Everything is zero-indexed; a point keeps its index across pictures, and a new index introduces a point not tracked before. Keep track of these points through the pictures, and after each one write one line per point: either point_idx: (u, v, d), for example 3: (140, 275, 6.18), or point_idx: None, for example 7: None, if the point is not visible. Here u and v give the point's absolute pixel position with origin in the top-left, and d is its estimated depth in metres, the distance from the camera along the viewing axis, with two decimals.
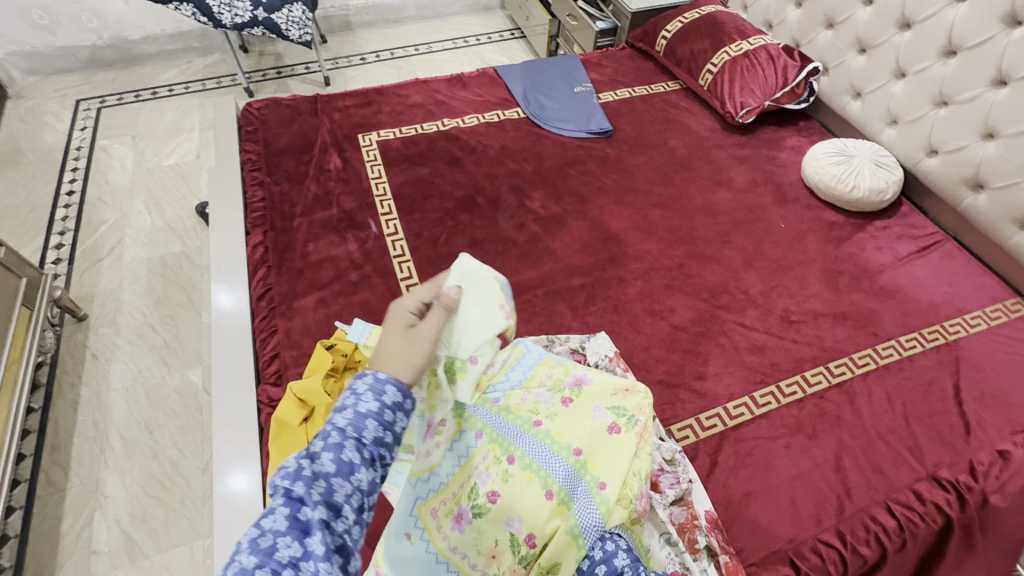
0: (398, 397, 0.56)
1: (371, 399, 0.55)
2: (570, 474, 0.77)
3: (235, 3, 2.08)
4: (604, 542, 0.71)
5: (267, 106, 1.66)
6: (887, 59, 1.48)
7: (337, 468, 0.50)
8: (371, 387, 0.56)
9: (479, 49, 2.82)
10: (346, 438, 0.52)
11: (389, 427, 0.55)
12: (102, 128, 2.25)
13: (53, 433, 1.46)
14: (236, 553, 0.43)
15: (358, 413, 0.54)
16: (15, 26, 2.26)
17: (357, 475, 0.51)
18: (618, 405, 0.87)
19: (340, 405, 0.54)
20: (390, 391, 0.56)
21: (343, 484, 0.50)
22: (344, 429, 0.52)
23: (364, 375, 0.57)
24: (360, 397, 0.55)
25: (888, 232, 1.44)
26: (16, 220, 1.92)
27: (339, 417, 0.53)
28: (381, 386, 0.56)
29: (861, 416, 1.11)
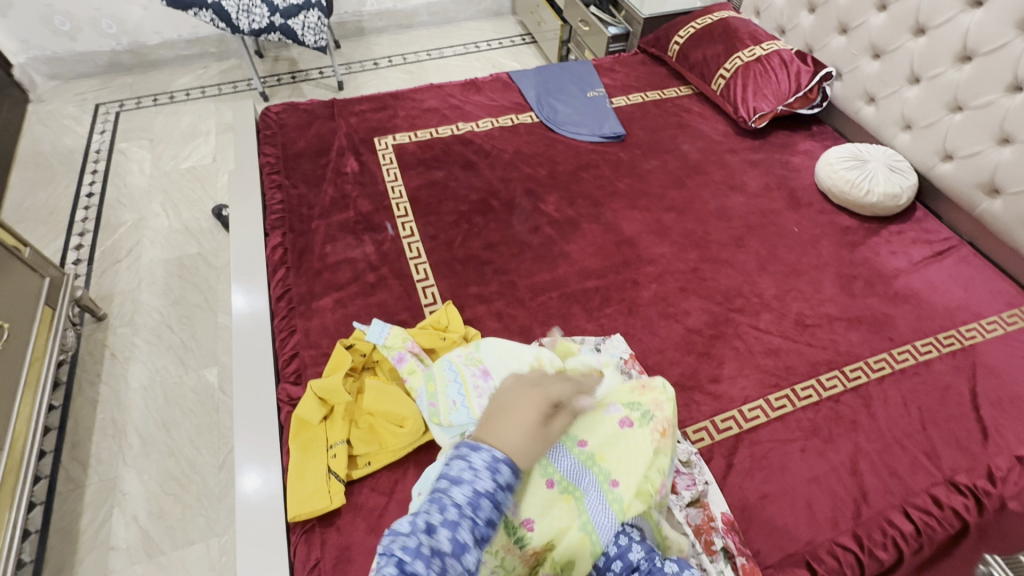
0: (509, 477, 0.60)
1: (486, 479, 0.58)
2: (577, 466, 0.81)
3: (253, 9, 2.12)
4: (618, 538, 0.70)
5: (285, 110, 1.68)
6: (901, 65, 1.48)
7: (451, 548, 0.53)
8: (487, 464, 0.59)
9: (491, 54, 2.85)
10: (463, 516, 0.55)
11: (499, 506, 0.58)
12: (121, 132, 2.29)
13: (73, 431, 1.49)
14: None
15: (473, 490, 0.57)
16: (38, 32, 2.31)
17: (468, 555, 0.54)
18: (634, 402, 0.91)
19: (457, 476, 0.58)
20: (503, 471, 0.59)
21: (457, 564, 0.52)
22: (461, 507, 0.55)
23: (481, 449, 0.61)
24: (478, 474, 0.58)
25: (903, 237, 1.44)
26: (37, 221, 1.95)
27: (456, 491, 0.57)
28: (495, 464, 0.59)
29: (877, 421, 1.11)
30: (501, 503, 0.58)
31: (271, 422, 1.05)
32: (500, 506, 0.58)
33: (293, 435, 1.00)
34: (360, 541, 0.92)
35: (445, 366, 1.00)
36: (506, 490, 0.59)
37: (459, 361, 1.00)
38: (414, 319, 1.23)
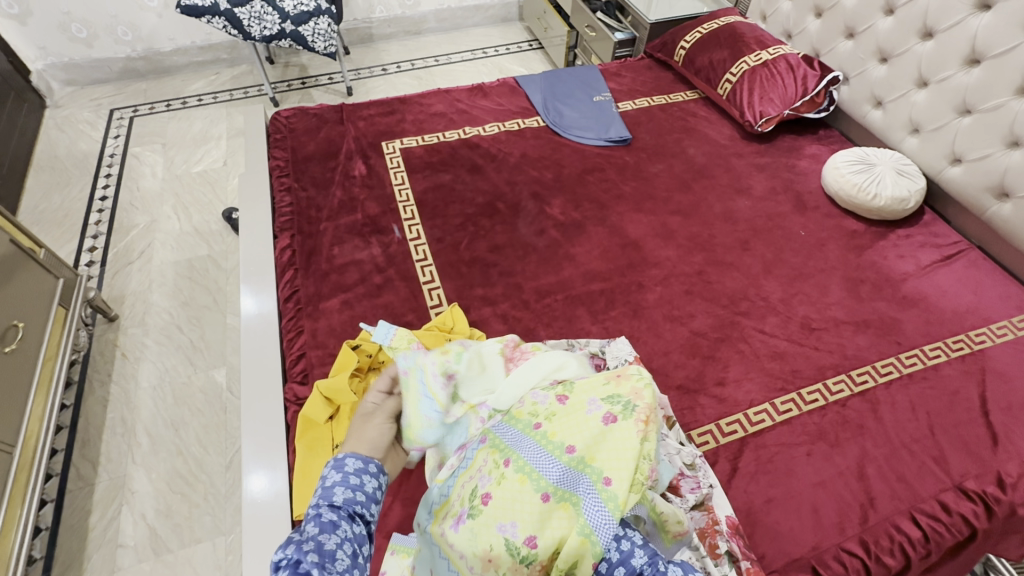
0: (358, 464, 0.72)
1: (335, 474, 0.70)
2: (567, 473, 0.73)
3: (265, 16, 2.15)
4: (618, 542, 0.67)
5: (295, 115, 1.71)
6: (909, 69, 1.48)
7: (321, 527, 0.61)
8: (332, 467, 0.71)
9: (498, 59, 2.88)
10: (322, 505, 0.65)
11: (357, 490, 0.69)
12: (135, 136, 2.33)
13: (84, 429, 1.51)
14: None
15: (326, 486, 0.68)
16: (56, 39, 2.37)
17: (340, 528, 0.62)
18: (613, 394, 0.81)
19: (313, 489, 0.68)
20: (349, 462, 0.72)
21: (331, 534, 0.60)
22: (319, 500, 0.65)
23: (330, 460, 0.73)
24: (327, 476, 0.69)
25: (911, 240, 1.43)
26: (52, 224, 1.99)
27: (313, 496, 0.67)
28: (341, 463, 0.72)
29: (884, 425, 1.10)
30: (356, 488, 0.69)
31: (278, 421, 1.06)
32: (358, 488, 0.69)
33: (299, 434, 1.01)
34: None
35: (418, 379, 0.91)
36: (362, 476, 0.71)
37: (433, 375, 0.91)
38: (420, 320, 1.24)
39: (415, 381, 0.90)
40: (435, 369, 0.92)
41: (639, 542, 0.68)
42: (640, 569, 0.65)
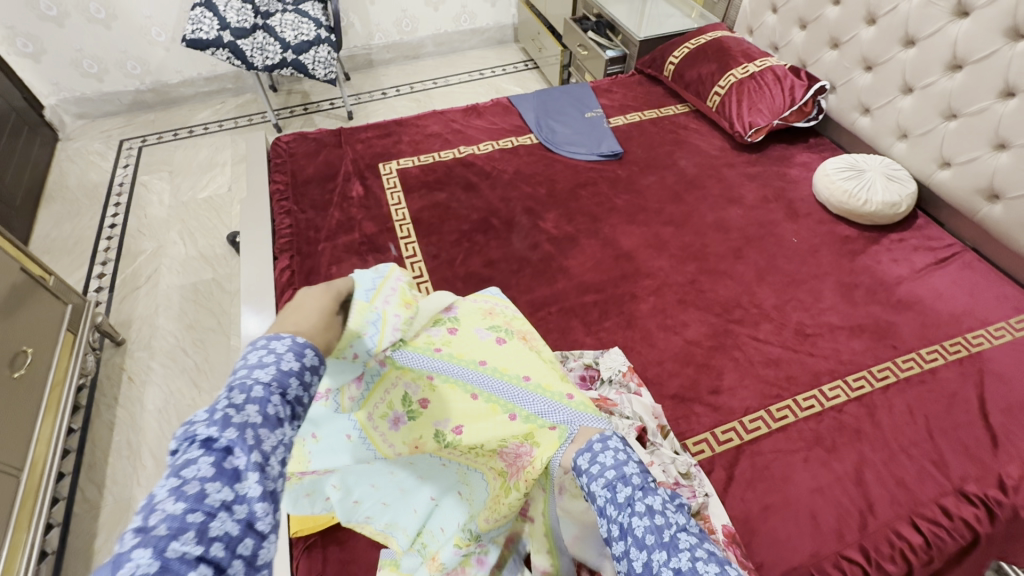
0: (317, 362, 0.55)
1: (293, 359, 0.52)
2: (488, 382, 0.75)
3: (268, 47, 2.24)
4: (611, 451, 0.62)
5: (295, 140, 1.76)
6: (893, 76, 1.50)
7: (263, 419, 0.47)
8: (291, 348, 0.53)
9: (495, 80, 2.94)
10: (271, 392, 0.49)
11: (308, 387, 0.53)
12: (143, 165, 2.41)
13: (91, 453, 1.53)
14: (159, 503, 0.41)
15: (280, 369, 0.51)
16: (68, 74, 2.47)
17: (283, 427, 0.49)
18: (495, 324, 0.86)
19: (258, 361, 0.51)
20: (311, 354, 0.54)
21: (271, 435, 0.47)
22: (269, 384, 0.49)
23: (283, 337, 0.55)
24: (283, 356, 0.52)
25: (905, 244, 1.44)
26: (63, 252, 2.04)
27: (260, 372, 0.50)
28: (300, 348, 0.54)
29: (882, 430, 1.09)
30: (310, 385, 0.53)
31: None
32: (310, 389, 0.53)
33: None
34: (360, 556, 0.93)
35: (366, 318, 0.66)
36: (315, 374, 0.55)
37: (392, 324, 0.69)
38: None
39: (365, 318, 0.66)
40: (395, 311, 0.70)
41: (634, 457, 0.62)
42: (628, 477, 0.59)
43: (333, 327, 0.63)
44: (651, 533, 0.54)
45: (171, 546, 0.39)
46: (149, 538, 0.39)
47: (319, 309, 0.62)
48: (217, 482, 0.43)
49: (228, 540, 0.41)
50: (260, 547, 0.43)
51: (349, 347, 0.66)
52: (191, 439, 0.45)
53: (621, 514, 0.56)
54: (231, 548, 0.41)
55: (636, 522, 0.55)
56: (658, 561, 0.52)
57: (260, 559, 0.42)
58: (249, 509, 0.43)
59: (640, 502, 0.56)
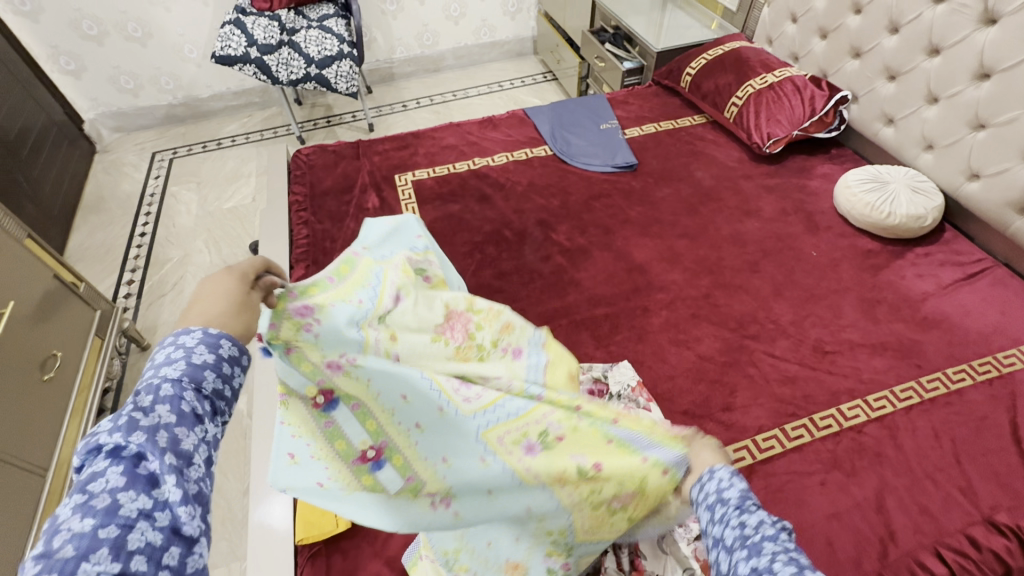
0: (233, 352, 0.57)
1: (205, 352, 0.55)
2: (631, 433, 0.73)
3: (292, 62, 2.29)
4: (715, 480, 0.62)
5: (314, 152, 1.80)
6: (918, 86, 1.46)
7: (177, 419, 0.49)
8: (203, 340, 0.56)
9: (514, 92, 2.97)
10: (184, 388, 0.51)
11: (228, 380, 0.56)
12: (173, 177, 2.49)
13: None
14: (64, 523, 0.40)
15: (192, 363, 0.53)
16: (106, 90, 2.59)
17: (202, 425, 0.51)
18: None
19: (166, 359, 0.53)
20: (226, 345, 0.57)
21: (189, 434, 0.49)
22: (180, 381, 0.51)
23: (192, 329, 0.57)
24: (194, 351, 0.54)
25: (931, 259, 1.39)
26: (95, 260, 2.12)
27: (168, 370, 0.52)
28: (214, 340, 0.57)
29: (904, 453, 1.05)
30: (229, 377, 0.56)
31: None
32: (229, 381, 0.55)
33: None
34: (363, 565, 0.94)
35: (364, 289, 0.81)
36: (234, 366, 0.57)
37: (389, 279, 0.84)
38: None
39: (369, 272, 0.86)
40: (396, 274, 0.85)
41: (733, 481, 0.60)
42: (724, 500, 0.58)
43: (249, 306, 0.64)
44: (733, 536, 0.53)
45: (83, 566, 0.38)
46: (54, 562, 0.38)
47: (225, 296, 0.63)
48: (132, 491, 0.43)
49: (149, 552, 0.41)
50: (187, 554, 0.44)
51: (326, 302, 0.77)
52: (98, 449, 0.45)
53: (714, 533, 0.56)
54: (154, 559, 0.41)
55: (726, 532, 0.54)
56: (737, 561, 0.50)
57: (188, 565, 0.43)
58: (171, 515, 0.44)
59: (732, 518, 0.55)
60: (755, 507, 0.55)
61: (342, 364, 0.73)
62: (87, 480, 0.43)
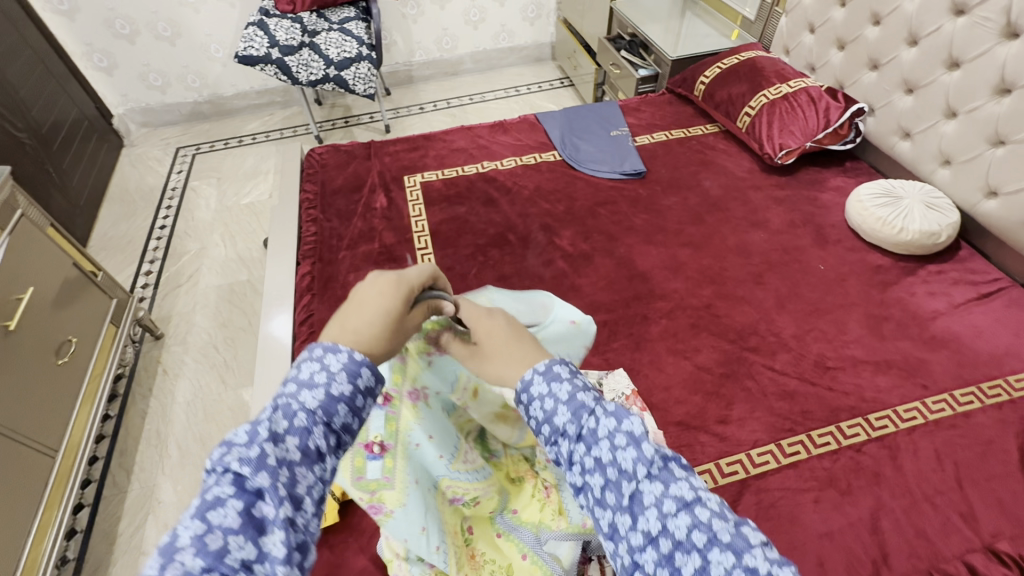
0: (370, 383, 0.54)
1: (344, 382, 0.52)
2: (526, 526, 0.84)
3: (312, 63, 2.33)
4: (539, 401, 0.55)
5: (328, 151, 1.84)
6: (936, 100, 1.43)
7: (301, 456, 0.47)
8: (346, 367, 0.52)
9: (530, 97, 2.98)
10: (315, 422, 0.49)
11: (357, 413, 0.53)
12: (195, 172, 2.57)
13: (123, 439, 1.63)
14: (178, 551, 0.39)
15: (330, 394, 0.50)
16: (136, 87, 2.68)
17: (321, 464, 0.48)
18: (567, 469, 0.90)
19: (309, 381, 0.51)
20: (365, 376, 0.53)
21: (307, 474, 0.47)
22: (314, 413, 0.49)
23: (339, 350, 0.54)
24: (335, 379, 0.51)
25: (944, 277, 1.35)
26: (116, 250, 2.20)
27: (308, 396, 0.50)
28: (355, 368, 0.53)
29: (904, 475, 1.02)
30: (360, 409, 0.53)
31: None
32: (358, 416, 0.53)
33: None
34: (348, 561, 0.95)
35: None
36: (367, 399, 0.54)
37: None
38: None
39: None
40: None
41: (563, 398, 0.54)
42: (564, 430, 0.54)
43: (400, 330, 0.59)
44: (609, 492, 0.49)
45: None
46: None
47: (383, 312, 0.58)
48: (243, 534, 0.41)
49: None
50: None
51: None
52: (225, 468, 0.44)
53: (575, 473, 0.53)
54: None
55: (591, 480, 0.50)
56: (623, 524, 0.48)
57: None
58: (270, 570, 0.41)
59: (587, 457, 0.51)
60: (604, 436, 0.51)
61: (421, 396, 0.78)
62: (208, 506, 0.42)
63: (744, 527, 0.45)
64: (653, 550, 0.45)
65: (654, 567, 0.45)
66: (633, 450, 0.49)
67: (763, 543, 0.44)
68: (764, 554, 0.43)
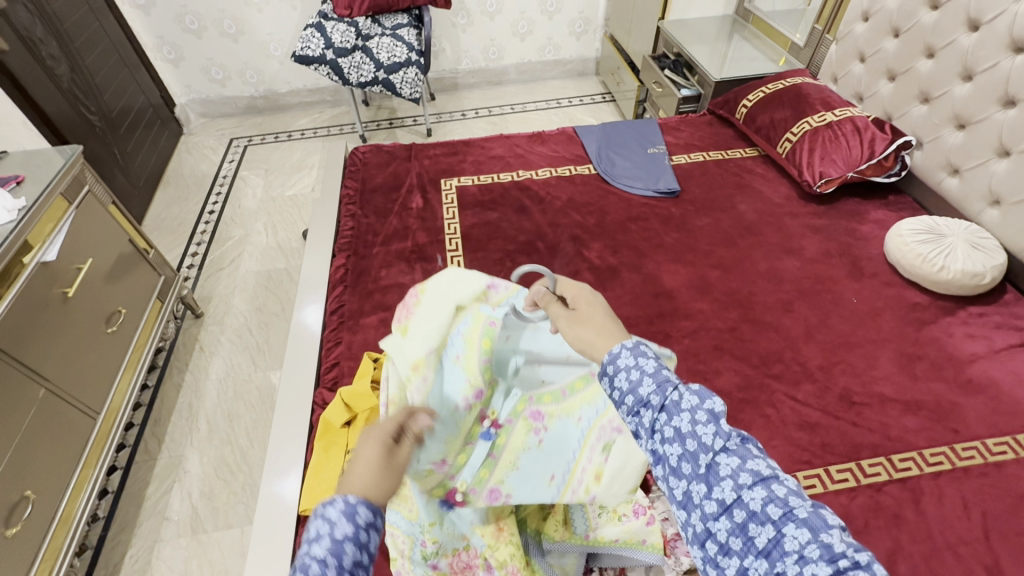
0: (369, 517, 0.54)
1: (346, 524, 0.52)
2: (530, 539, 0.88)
3: (363, 66, 2.44)
4: (625, 372, 0.61)
5: (371, 151, 1.91)
6: (988, 137, 1.38)
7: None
8: (344, 511, 0.52)
9: (571, 110, 3.02)
10: (327, 567, 0.48)
11: (365, 547, 0.52)
12: (246, 162, 2.70)
13: (158, 409, 1.72)
14: None
15: (334, 538, 0.50)
16: (198, 79, 2.85)
17: None
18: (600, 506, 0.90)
19: (315, 533, 0.50)
20: (363, 512, 0.53)
21: None
22: (324, 557, 0.48)
23: (335, 499, 0.54)
24: (336, 523, 0.51)
25: (985, 320, 1.30)
26: (167, 231, 2.32)
27: (316, 547, 0.49)
28: (352, 507, 0.53)
29: (926, 519, 0.99)
30: (366, 543, 0.52)
31: (304, 422, 1.15)
32: (366, 548, 0.52)
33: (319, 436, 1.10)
34: None
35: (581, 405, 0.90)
36: (370, 530, 0.54)
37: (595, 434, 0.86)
38: None
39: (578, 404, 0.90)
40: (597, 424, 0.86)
41: (648, 371, 0.60)
42: (647, 400, 0.59)
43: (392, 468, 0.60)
44: (686, 462, 0.54)
45: None
46: None
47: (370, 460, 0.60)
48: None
49: None
50: None
51: (551, 412, 0.91)
52: None
53: (655, 441, 0.58)
54: None
55: (669, 450, 0.56)
56: (698, 492, 0.53)
57: None
58: None
59: (667, 427, 0.57)
60: (687, 409, 0.57)
61: (499, 497, 0.84)
62: None
63: (820, 509, 0.49)
64: (727, 519, 0.51)
65: (728, 534, 0.50)
66: (714, 425, 0.55)
67: (839, 524, 0.48)
68: (841, 534, 0.47)
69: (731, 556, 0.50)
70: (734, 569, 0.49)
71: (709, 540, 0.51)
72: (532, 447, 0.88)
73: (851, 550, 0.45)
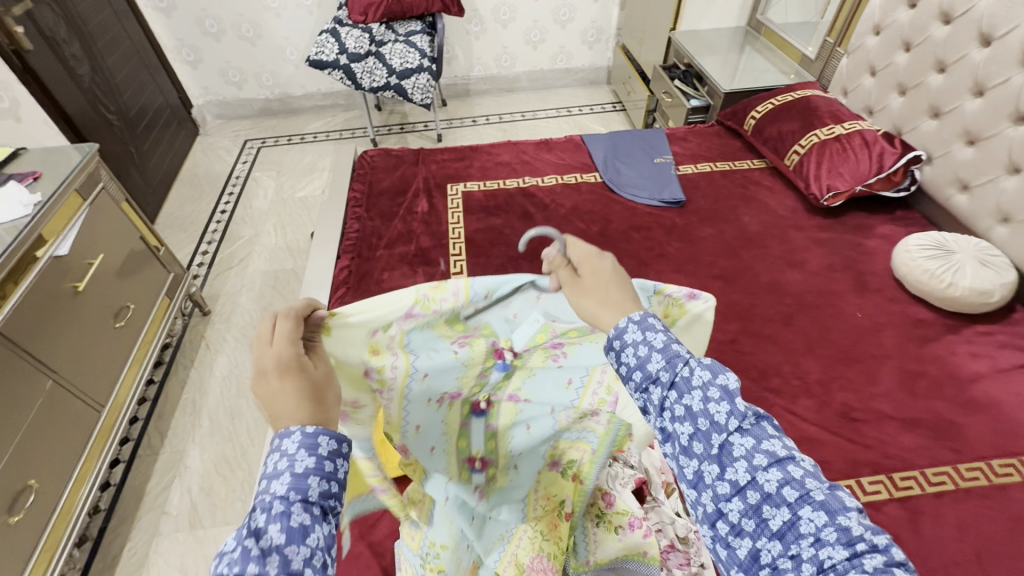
0: (332, 446, 0.55)
1: (307, 457, 0.52)
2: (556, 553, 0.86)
3: (376, 71, 2.47)
4: (632, 347, 0.60)
5: (379, 154, 1.93)
6: (998, 153, 1.37)
7: (288, 536, 0.47)
8: (303, 444, 0.53)
9: (581, 118, 3.03)
10: (291, 504, 0.49)
11: (331, 477, 0.53)
12: (258, 163, 2.74)
13: (162, 404, 1.74)
14: None
15: (296, 474, 0.51)
16: (216, 81, 2.91)
17: (311, 533, 0.49)
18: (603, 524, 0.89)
19: (274, 471, 0.51)
20: (324, 442, 0.54)
21: (299, 547, 0.47)
22: (287, 494, 0.50)
23: (291, 431, 0.54)
24: (297, 457, 0.52)
25: (992, 339, 1.28)
26: (180, 229, 2.37)
27: (277, 485, 0.50)
28: (312, 440, 0.54)
29: (923, 540, 0.97)
30: (331, 473, 0.53)
31: None
32: (332, 479, 0.53)
33: None
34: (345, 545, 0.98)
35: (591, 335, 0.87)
36: (336, 459, 0.55)
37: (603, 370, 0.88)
38: None
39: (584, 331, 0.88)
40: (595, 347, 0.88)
41: (657, 346, 0.59)
42: (656, 376, 0.58)
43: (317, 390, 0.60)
44: (698, 442, 0.54)
45: None
46: None
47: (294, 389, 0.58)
48: None
49: None
50: None
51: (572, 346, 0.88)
52: None
53: (664, 419, 0.57)
54: None
55: (680, 429, 0.55)
56: (709, 473, 0.53)
57: None
58: None
59: (678, 406, 0.56)
60: (698, 387, 0.56)
61: (519, 399, 0.87)
62: None
63: (838, 491, 0.49)
64: (740, 501, 0.50)
65: (741, 516, 0.50)
66: (727, 404, 0.54)
67: (858, 506, 0.48)
68: (860, 517, 0.47)
69: (743, 537, 0.50)
70: (745, 549, 0.50)
71: (720, 520, 0.52)
72: (554, 363, 0.89)
73: (869, 533, 0.45)
